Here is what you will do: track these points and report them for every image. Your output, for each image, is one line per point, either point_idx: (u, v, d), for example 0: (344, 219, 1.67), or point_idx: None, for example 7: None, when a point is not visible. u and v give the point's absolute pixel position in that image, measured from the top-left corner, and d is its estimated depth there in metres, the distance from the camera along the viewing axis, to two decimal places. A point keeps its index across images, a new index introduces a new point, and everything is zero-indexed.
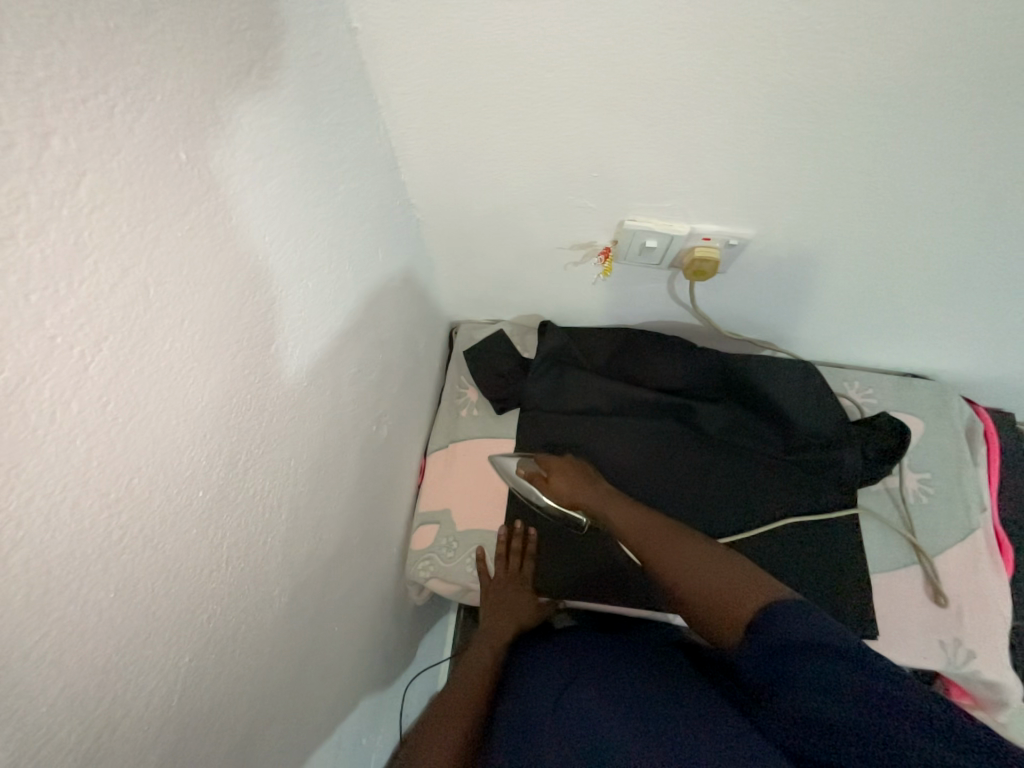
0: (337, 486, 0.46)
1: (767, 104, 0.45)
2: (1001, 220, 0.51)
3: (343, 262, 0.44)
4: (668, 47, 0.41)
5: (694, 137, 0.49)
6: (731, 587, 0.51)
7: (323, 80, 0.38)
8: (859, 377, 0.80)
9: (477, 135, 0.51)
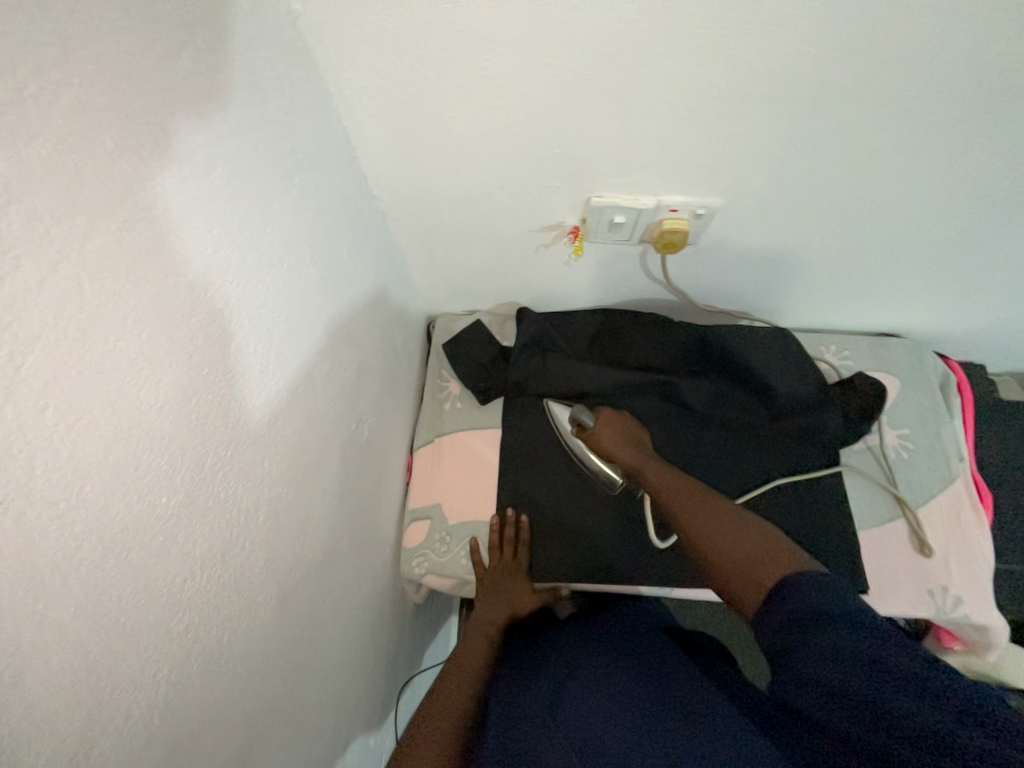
0: (315, 486, 0.47)
1: (728, 66, 0.43)
2: (972, 159, 0.51)
3: (304, 264, 0.43)
4: (623, 14, 0.39)
5: (654, 108, 0.47)
6: (758, 555, 0.51)
7: (267, 64, 0.36)
8: (834, 339, 0.82)
9: (432, 124, 0.50)
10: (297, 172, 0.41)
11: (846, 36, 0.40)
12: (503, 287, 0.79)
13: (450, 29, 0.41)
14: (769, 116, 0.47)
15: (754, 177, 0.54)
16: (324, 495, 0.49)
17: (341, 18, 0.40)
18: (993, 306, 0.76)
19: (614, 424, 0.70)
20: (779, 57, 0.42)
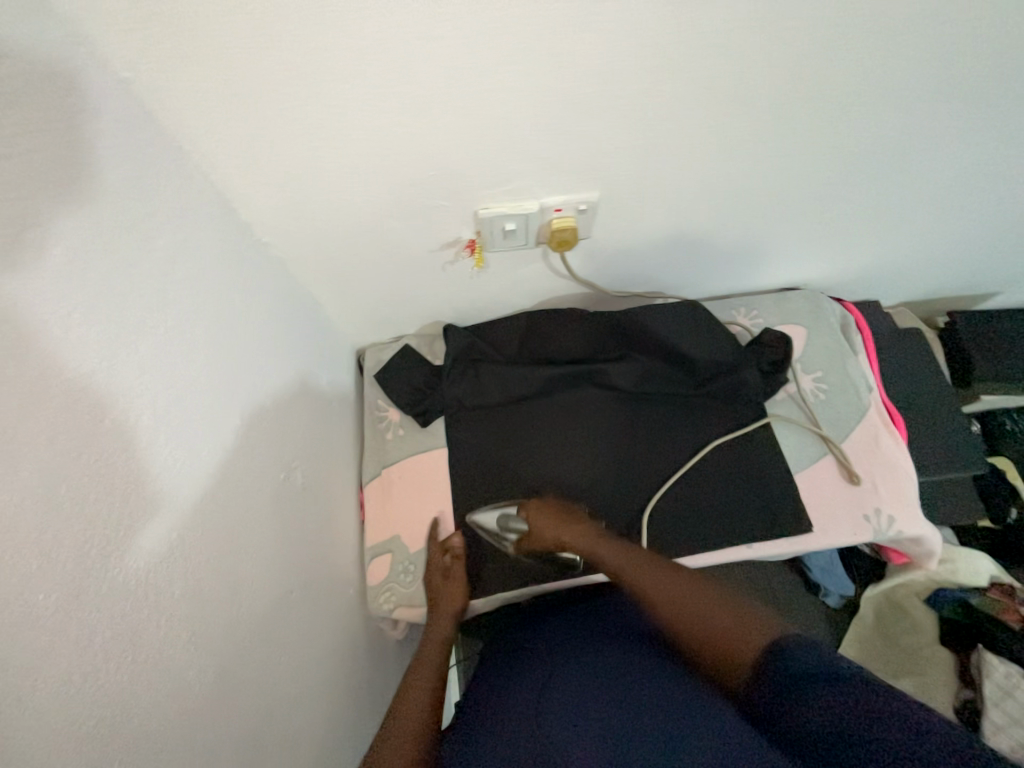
0: (242, 546, 0.46)
1: (566, 72, 0.46)
2: (804, 121, 0.56)
3: (185, 325, 0.42)
4: (455, 38, 0.41)
5: (510, 119, 0.50)
6: (733, 625, 0.48)
7: (102, 135, 0.36)
8: (742, 302, 0.88)
9: (303, 165, 0.50)
10: (160, 236, 0.41)
11: (661, 32, 0.44)
12: (422, 309, 0.80)
13: (292, 74, 0.42)
14: (617, 110, 0.51)
15: (623, 168, 0.58)
16: (256, 552, 0.48)
17: (176, 76, 0.40)
18: (866, 247, 0.83)
19: (545, 511, 0.69)
20: (608, 57, 0.45)
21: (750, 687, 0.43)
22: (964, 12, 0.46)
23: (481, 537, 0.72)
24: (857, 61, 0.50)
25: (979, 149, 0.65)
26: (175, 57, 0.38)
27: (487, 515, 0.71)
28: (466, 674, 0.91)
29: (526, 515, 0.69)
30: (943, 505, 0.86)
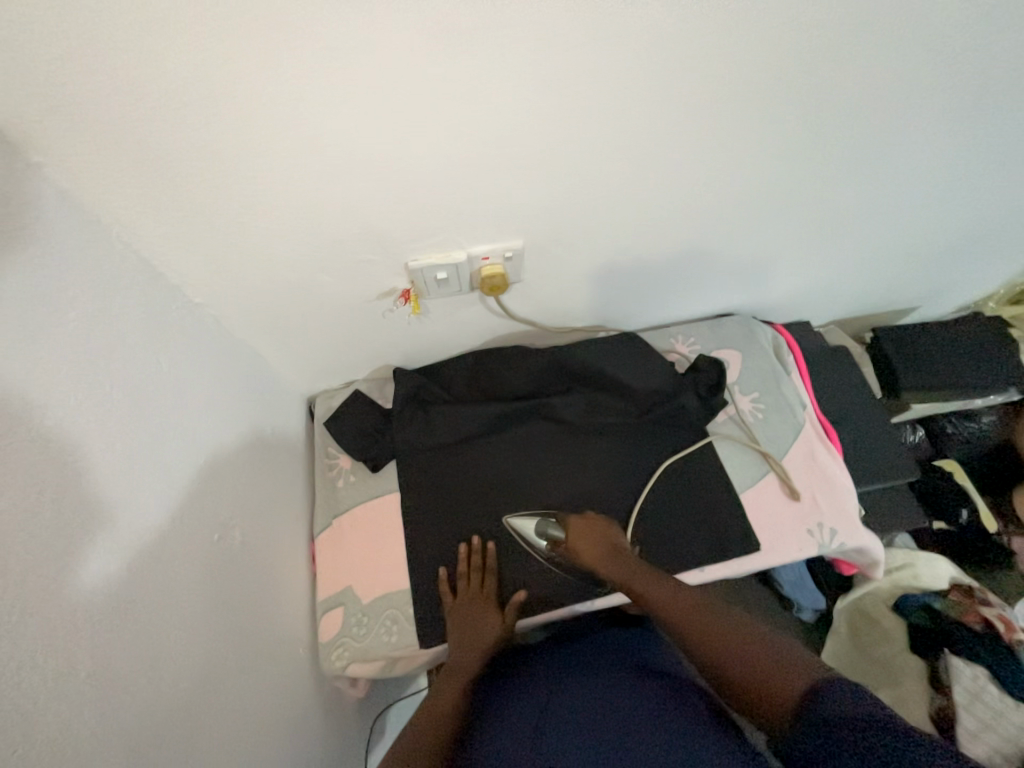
0: (169, 610, 0.45)
1: (466, 142, 0.52)
2: (692, 172, 0.63)
3: (108, 388, 0.43)
4: (363, 120, 0.47)
5: (423, 180, 0.55)
6: (778, 664, 0.52)
7: (13, 217, 0.37)
8: (680, 330, 0.92)
9: (232, 227, 0.54)
10: (78, 304, 0.42)
11: (547, 108, 0.51)
12: (369, 355, 0.81)
13: (212, 152, 0.46)
14: (522, 163, 0.56)
15: (539, 214, 0.63)
16: (185, 617, 0.47)
17: (91, 159, 0.43)
18: (784, 274, 0.90)
19: (586, 531, 0.71)
20: (505, 120, 0.51)
21: (785, 727, 0.47)
22: (814, 72, 0.54)
23: (516, 543, 0.74)
24: (730, 113, 0.57)
25: (861, 183, 0.73)
26: (87, 140, 0.42)
27: (526, 521, 0.73)
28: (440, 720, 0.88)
29: (570, 532, 0.71)
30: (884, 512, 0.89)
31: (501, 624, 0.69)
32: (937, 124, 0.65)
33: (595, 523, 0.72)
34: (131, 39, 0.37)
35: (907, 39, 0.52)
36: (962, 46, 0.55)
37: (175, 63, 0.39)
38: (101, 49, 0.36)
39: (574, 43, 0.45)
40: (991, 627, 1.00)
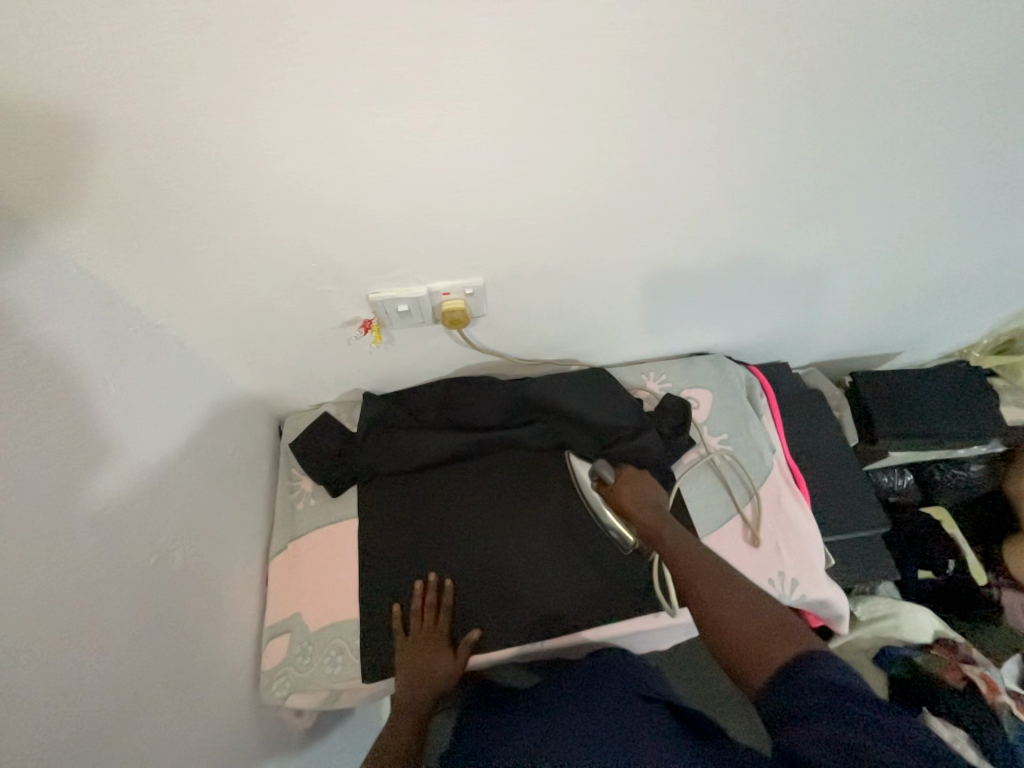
0: (76, 634, 0.45)
1: (418, 190, 0.55)
2: (647, 221, 0.65)
3: (45, 410, 0.45)
4: (315, 162, 0.50)
5: (379, 221, 0.58)
6: (777, 628, 0.52)
7: None
8: (651, 367, 0.93)
9: (193, 255, 0.56)
10: (19, 327, 0.43)
11: (494, 158, 0.53)
12: (337, 379, 0.83)
13: (168, 188, 0.49)
14: (475, 207, 0.58)
15: (496, 255, 0.65)
16: (97, 642, 0.47)
17: (53, 194, 0.46)
18: (758, 317, 0.91)
19: (635, 482, 0.75)
20: (453, 166, 0.53)
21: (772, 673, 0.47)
22: (755, 131, 0.56)
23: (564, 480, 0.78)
24: (677, 167, 0.58)
25: (822, 235, 0.73)
26: (46, 179, 0.44)
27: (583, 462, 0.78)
28: None
29: (622, 478, 0.75)
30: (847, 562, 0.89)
31: (451, 664, 0.67)
32: (892, 181, 0.66)
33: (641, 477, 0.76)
34: (85, 84, 0.39)
35: (843, 102, 0.54)
36: (903, 111, 0.56)
37: (132, 106, 0.42)
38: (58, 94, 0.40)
39: (510, 100, 0.48)
40: (975, 686, 0.97)
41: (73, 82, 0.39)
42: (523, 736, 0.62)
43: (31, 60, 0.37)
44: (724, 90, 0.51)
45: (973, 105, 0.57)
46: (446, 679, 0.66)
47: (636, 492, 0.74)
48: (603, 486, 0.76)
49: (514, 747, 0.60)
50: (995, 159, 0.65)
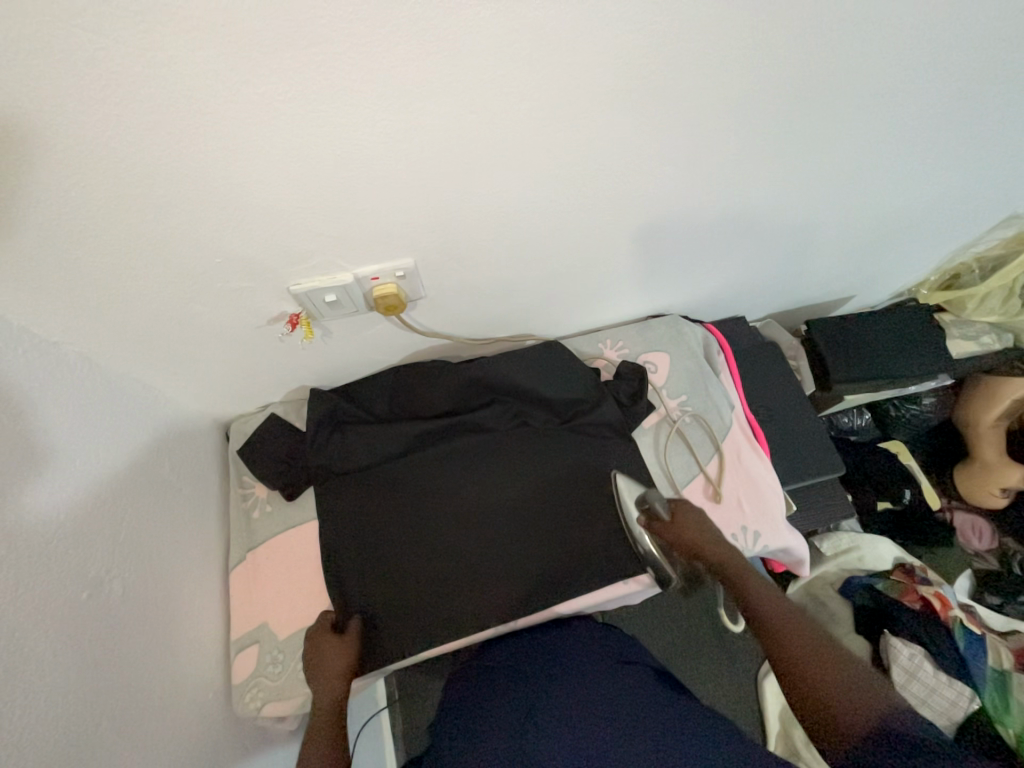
0: (6, 677, 0.42)
1: (324, 174, 0.50)
2: (581, 185, 0.61)
3: None
4: (198, 147, 0.44)
5: (285, 209, 0.52)
6: (858, 694, 0.53)
7: None
8: (606, 334, 0.91)
9: (76, 265, 0.50)
10: None
11: (402, 130, 0.48)
12: (279, 378, 0.79)
13: (28, 192, 0.43)
14: (389, 181, 0.53)
15: (422, 234, 0.61)
16: (33, 682, 0.44)
17: None
18: (709, 275, 0.89)
19: (692, 515, 0.72)
20: (359, 135, 0.47)
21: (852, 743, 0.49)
22: (689, 74, 0.51)
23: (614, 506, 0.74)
24: (610, 118, 0.54)
25: (764, 186, 0.71)
26: None
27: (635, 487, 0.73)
28: (396, 726, 1.01)
29: (679, 513, 0.72)
30: (803, 506, 0.92)
31: (341, 648, 0.66)
32: (831, 127, 0.64)
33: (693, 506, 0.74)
34: None
35: (784, 28, 0.50)
36: (848, 32, 0.52)
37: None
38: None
39: (412, 57, 0.42)
40: (930, 606, 1.04)
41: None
42: (505, 710, 0.60)
43: None
44: (653, 21, 0.45)
45: (918, 25, 0.54)
46: (344, 660, 0.65)
47: (696, 531, 0.70)
48: (657, 519, 0.72)
49: (502, 723, 0.58)
50: (936, 91, 0.63)
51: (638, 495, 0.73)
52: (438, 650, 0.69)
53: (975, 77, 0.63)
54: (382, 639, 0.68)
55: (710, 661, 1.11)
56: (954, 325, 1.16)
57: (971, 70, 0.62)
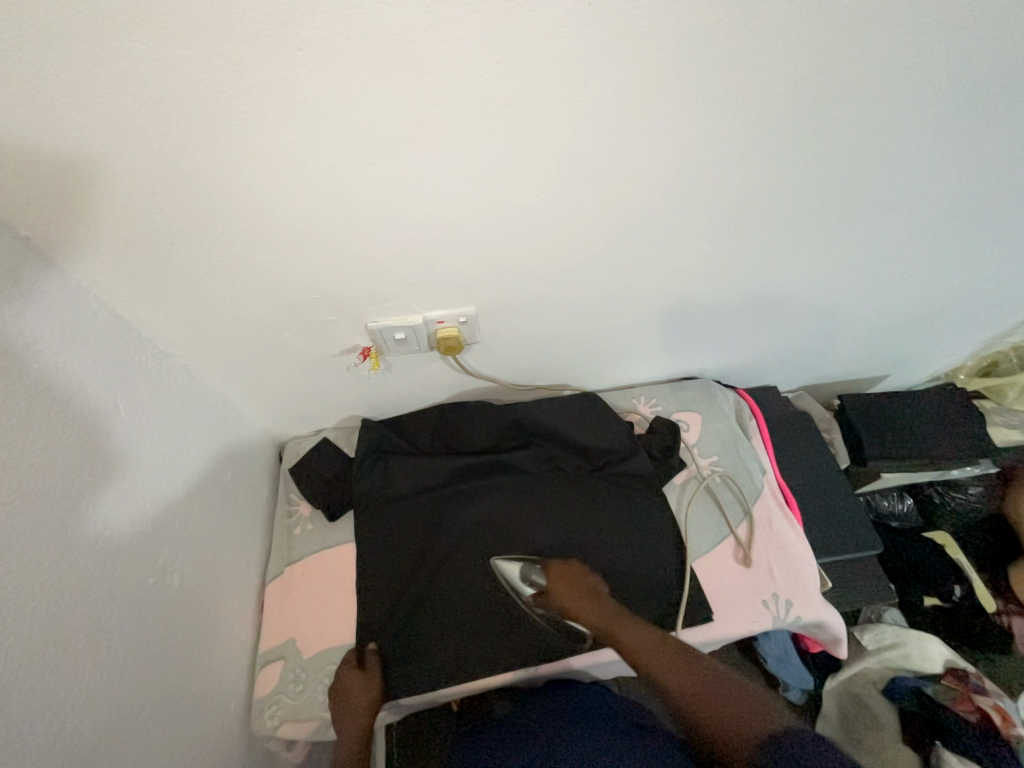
0: (79, 648, 0.46)
1: (414, 234, 0.60)
2: (628, 256, 0.69)
3: (78, 432, 0.49)
4: (321, 212, 0.55)
5: (376, 259, 0.62)
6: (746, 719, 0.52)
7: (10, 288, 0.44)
8: (641, 391, 0.97)
9: (202, 292, 0.61)
10: (57, 362, 0.48)
11: (485, 203, 0.58)
12: (336, 405, 0.87)
13: (186, 237, 0.54)
14: (467, 238, 0.62)
15: (486, 286, 0.69)
16: (95, 654, 0.48)
17: (87, 245, 0.51)
18: (743, 344, 0.95)
19: (570, 578, 0.71)
20: (450, 200, 0.56)
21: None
22: (729, 171, 0.60)
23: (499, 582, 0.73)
24: (664, 195, 0.61)
25: (800, 264, 0.77)
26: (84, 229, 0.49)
27: (508, 562, 0.73)
28: None
29: (553, 580, 0.70)
30: (838, 584, 0.89)
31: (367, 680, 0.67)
32: (861, 220, 0.71)
33: (575, 571, 0.72)
34: (121, 149, 0.44)
35: (822, 135, 0.57)
36: (890, 136, 0.59)
37: (148, 158, 0.46)
38: (75, 148, 0.43)
39: (501, 146, 0.52)
40: (988, 720, 0.92)
41: (88, 135, 0.43)
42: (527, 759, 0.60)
43: (77, 129, 0.42)
44: (703, 129, 0.54)
45: (952, 134, 0.60)
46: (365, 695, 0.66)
47: (578, 595, 0.69)
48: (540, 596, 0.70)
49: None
50: (961, 196, 0.70)
51: (518, 568, 0.72)
52: (457, 689, 0.69)
53: (1002, 186, 0.69)
54: (407, 669, 0.69)
55: None
56: (996, 413, 1.14)
57: (997, 180, 0.68)
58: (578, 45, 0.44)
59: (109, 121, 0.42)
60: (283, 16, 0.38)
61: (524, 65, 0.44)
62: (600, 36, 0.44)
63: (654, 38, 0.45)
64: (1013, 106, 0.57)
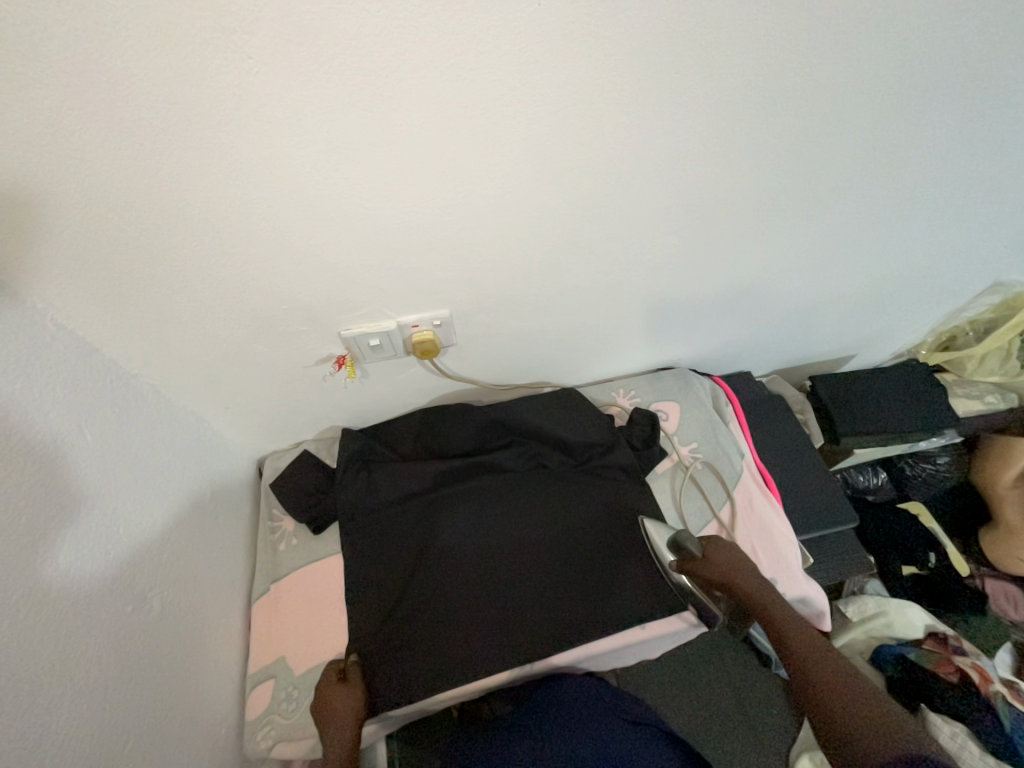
0: (57, 680, 0.45)
1: (381, 240, 0.60)
2: (596, 245, 0.70)
3: (46, 459, 0.48)
4: (286, 223, 0.54)
5: (343, 266, 0.62)
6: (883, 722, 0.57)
7: None
8: (619, 384, 0.98)
9: (165, 310, 0.59)
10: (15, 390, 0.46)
11: (454, 205, 0.58)
12: (315, 416, 0.86)
13: (144, 254, 0.52)
14: (434, 240, 0.62)
15: (458, 288, 0.70)
16: (76, 688, 0.47)
17: (40, 268, 0.49)
18: (716, 332, 0.97)
19: (721, 550, 0.75)
20: (417, 206, 0.57)
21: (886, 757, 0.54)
22: (691, 164, 0.61)
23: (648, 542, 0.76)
24: (626, 189, 0.62)
25: (763, 249, 0.79)
26: (36, 252, 0.47)
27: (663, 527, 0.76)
28: None
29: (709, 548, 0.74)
30: (819, 558, 0.92)
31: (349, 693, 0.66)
32: (819, 206, 0.73)
33: (722, 542, 0.77)
34: (72, 168, 0.43)
35: (777, 126, 0.59)
36: (839, 124, 0.61)
37: (99, 175, 0.44)
38: (21, 169, 0.42)
39: (463, 147, 0.52)
40: (967, 678, 0.97)
41: (36, 156, 0.41)
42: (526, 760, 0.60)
43: (22, 149, 0.40)
44: (658, 125, 0.55)
45: (896, 118, 0.62)
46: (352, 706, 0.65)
47: (729, 568, 0.73)
48: (690, 560, 0.73)
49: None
50: (909, 180, 0.73)
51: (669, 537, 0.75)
52: (453, 692, 0.68)
53: (946, 168, 0.73)
54: (401, 677, 0.68)
55: (738, 731, 1.03)
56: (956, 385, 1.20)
57: (941, 162, 0.71)
58: (533, 45, 0.45)
59: (56, 138, 0.41)
60: (235, 25, 0.37)
61: (480, 65, 0.45)
62: (553, 34, 0.44)
63: (606, 35, 0.45)
64: (951, 92, 0.61)
